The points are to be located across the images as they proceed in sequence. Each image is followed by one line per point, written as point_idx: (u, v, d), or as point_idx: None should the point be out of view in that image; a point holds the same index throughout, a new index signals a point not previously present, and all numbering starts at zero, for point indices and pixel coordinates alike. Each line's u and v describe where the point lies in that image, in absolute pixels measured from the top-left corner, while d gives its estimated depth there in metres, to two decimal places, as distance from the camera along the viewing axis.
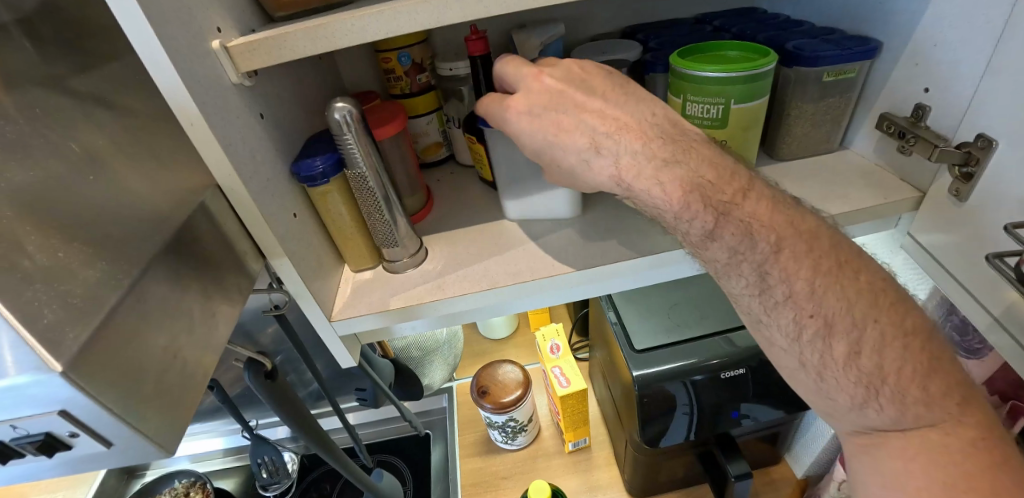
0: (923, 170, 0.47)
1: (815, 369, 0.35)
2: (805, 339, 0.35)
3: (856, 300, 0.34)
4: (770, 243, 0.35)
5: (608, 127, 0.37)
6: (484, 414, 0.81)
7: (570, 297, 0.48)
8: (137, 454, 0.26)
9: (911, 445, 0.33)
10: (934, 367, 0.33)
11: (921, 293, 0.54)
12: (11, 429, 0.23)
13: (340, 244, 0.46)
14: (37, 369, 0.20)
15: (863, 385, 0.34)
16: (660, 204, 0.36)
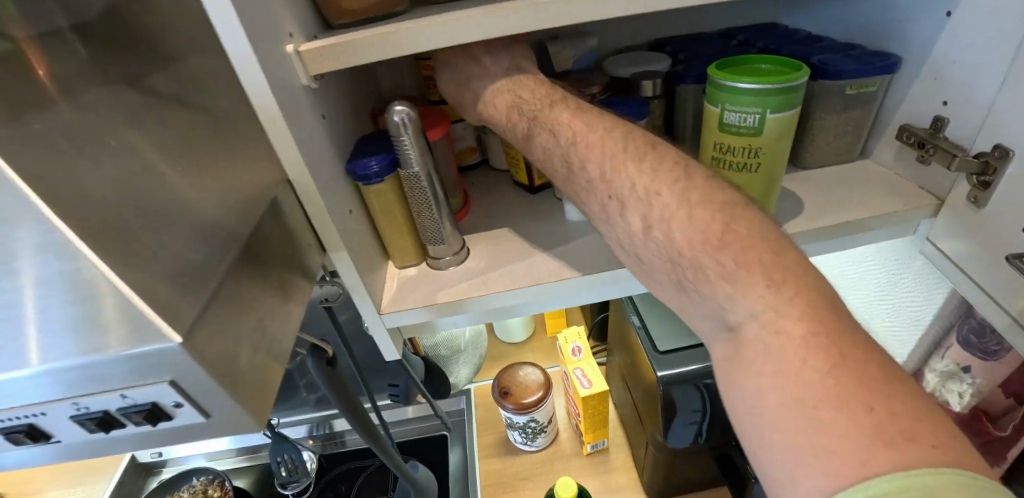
0: (942, 178, 0.50)
1: (630, 249, 0.37)
2: (612, 218, 0.37)
3: (654, 180, 0.35)
4: (571, 136, 0.39)
5: (480, 69, 0.46)
6: (505, 415, 0.83)
7: (566, 304, 0.50)
8: (233, 425, 0.28)
9: (756, 349, 0.29)
10: (745, 248, 0.31)
11: (937, 298, 0.55)
12: (120, 399, 0.25)
13: (388, 242, 0.48)
14: (159, 339, 0.22)
15: (665, 258, 0.34)
16: (498, 120, 0.45)
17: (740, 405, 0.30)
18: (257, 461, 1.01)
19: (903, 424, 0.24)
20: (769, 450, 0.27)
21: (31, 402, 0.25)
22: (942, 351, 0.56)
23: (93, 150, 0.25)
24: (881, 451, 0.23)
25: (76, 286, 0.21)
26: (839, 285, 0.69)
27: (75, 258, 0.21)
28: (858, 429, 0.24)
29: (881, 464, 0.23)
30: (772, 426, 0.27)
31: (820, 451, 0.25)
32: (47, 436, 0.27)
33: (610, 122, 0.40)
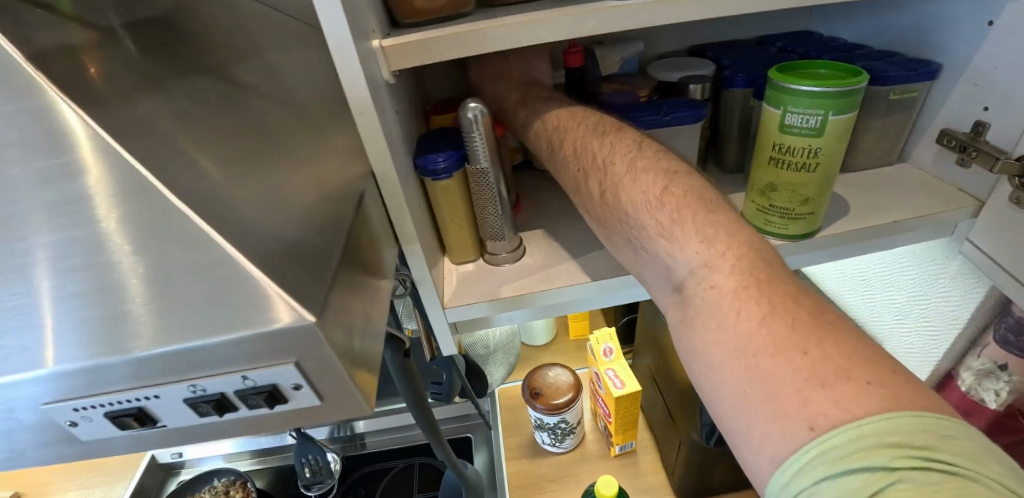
0: (982, 180, 0.51)
1: (596, 213, 0.41)
2: (581, 186, 0.43)
3: (613, 153, 0.40)
4: (555, 120, 0.47)
5: (503, 69, 0.54)
6: (535, 416, 0.83)
7: (585, 305, 0.50)
8: (344, 410, 0.28)
9: (698, 303, 0.32)
10: (682, 210, 0.34)
11: (974, 298, 0.56)
12: (242, 381, 0.25)
13: (448, 238, 0.49)
14: (295, 318, 0.23)
15: (619, 220, 0.38)
16: (508, 111, 0.53)
17: (696, 365, 0.32)
18: (267, 464, 1.02)
19: (836, 361, 0.25)
20: (728, 407, 0.29)
21: (148, 383, 0.24)
22: (977, 350, 0.58)
23: (182, 140, 0.27)
24: (817, 390, 0.25)
25: (110, 282, 0.23)
26: (871, 286, 0.71)
27: (112, 240, 0.24)
28: (796, 373, 0.26)
29: (823, 405, 0.24)
30: (723, 385, 0.29)
31: (767, 398, 0.26)
32: (151, 419, 0.27)
33: (587, 111, 0.46)
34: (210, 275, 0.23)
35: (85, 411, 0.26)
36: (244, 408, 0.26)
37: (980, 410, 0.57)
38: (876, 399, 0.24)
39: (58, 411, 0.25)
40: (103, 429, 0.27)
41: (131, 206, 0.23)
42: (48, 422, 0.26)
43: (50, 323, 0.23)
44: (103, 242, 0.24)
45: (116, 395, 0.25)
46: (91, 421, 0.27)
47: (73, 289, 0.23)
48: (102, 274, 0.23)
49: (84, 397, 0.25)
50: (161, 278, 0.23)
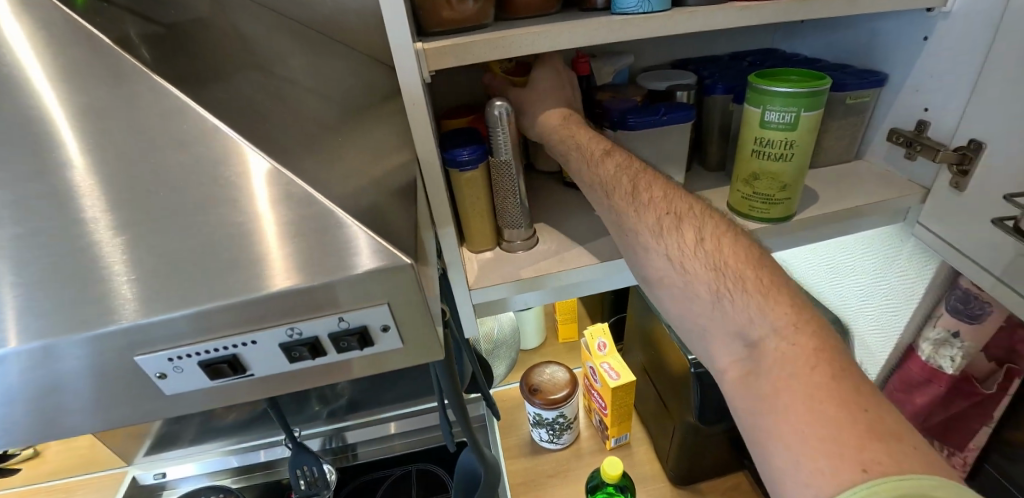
0: (926, 170, 0.60)
1: (677, 258, 0.43)
2: (665, 231, 0.45)
3: (706, 223, 0.44)
4: (638, 166, 0.50)
5: (547, 83, 0.59)
6: (532, 413, 0.80)
7: (594, 287, 0.55)
8: (423, 353, 0.33)
9: (777, 357, 0.35)
10: (775, 282, 0.39)
11: (928, 273, 0.64)
12: (338, 322, 0.29)
13: (468, 227, 0.53)
14: (399, 261, 0.27)
15: (710, 268, 0.41)
16: (556, 130, 0.56)
17: (755, 408, 0.35)
18: (253, 481, 0.99)
19: (890, 425, 0.30)
20: (782, 438, 0.32)
21: (248, 327, 0.28)
22: (933, 321, 0.66)
23: (267, 132, 0.31)
24: (874, 442, 0.29)
25: (92, 262, 0.27)
26: (838, 273, 0.79)
27: (98, 224, 0.27)
28: (856, 423, 0.30)
29: (877, 456, 0.29)
30: (781, 423, 0.33)
31: (825, 440, 0.30)
32: (242, 368, 0.30)
33: (660, 177, 0.50)
34: (268, 237, 0.27)
35: (180, 361, 0.29)
36: (338, 352, 0.30)
37: (939, 376, 0.66)
38: (925, 462, 0.28)
39: (154, 360, 0.28)
40: (192, 382, 0.30)
41: (130, 185, 0.27)
42: (140, 374, 0.29)
43: (11, 306, 0.26)
44: (85, 229, 0.27)
45: (217, 341, 0.28)
46: (181, 373, 0.29)
47: (108, 257, 0.27)
48: (86, 255, 0.27)
49: (181, 345, 0.28)
50: (156, 257, 0.27)
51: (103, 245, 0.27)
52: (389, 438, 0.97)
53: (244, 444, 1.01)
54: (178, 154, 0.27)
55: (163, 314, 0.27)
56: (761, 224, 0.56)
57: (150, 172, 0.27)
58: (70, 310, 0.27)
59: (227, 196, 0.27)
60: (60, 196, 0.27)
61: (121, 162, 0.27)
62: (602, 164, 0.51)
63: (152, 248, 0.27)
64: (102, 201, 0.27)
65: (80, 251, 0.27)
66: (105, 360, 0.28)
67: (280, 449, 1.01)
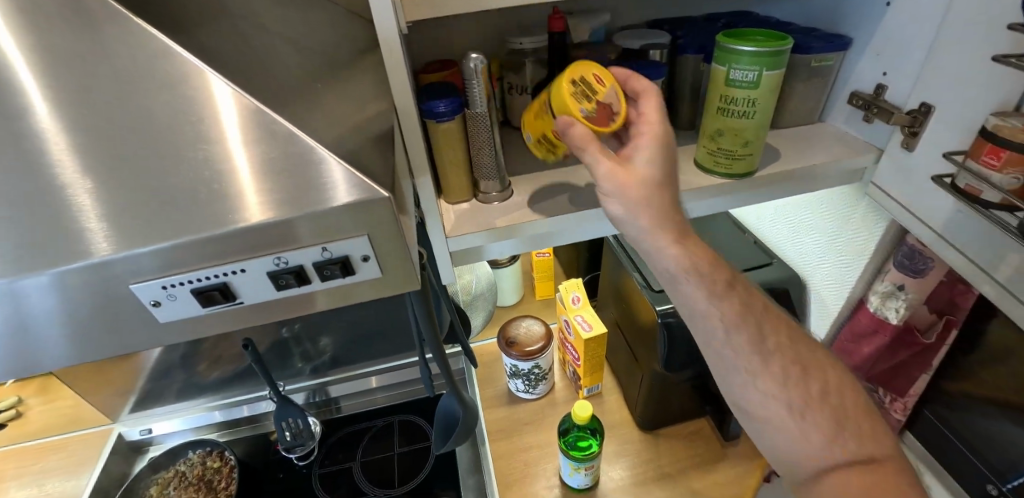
0: (882, 132, 0.63)
1: (798, 409, 0.46)
2: (791, 383, 0.46)
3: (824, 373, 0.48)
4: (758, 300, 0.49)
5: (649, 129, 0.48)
6: (510, 364, 0.84)
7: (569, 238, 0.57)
8: (402, 283, 0.35)
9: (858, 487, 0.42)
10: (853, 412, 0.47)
11: (879, 230, 0.68)
12: (321, 252, 0.31)
13: (447, 178, 0.55)
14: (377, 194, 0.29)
15: (828, 421, 0.45)
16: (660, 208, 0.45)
17: None
18: (238, 435, 1.01)
19: None
20: None
21: (237, 257, 0.30)
22: (882, 275, 0.70)
23: (240, 73, 0.32)
24: None
25: (64, 202, 0.28)
26: (799, 232, 0.83)
27: (66, 166, 0.28)
28: None
29: None
30: None
31: None
32: (232, 296, 0.32)
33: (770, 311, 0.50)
34: (249, 171, 0.29)
35: (174, 289, 0.30)
36: (322, 282, 0.33)
37: (886, 326, 0.71)
38: None
39: (148, 288, 0.30)
40: (184, 310, 0.32)
41: (102, 128, 0.28)
42: (135, 302, 0.31)
43: None
44: (55, 171, 0.28)
45: (205, 270, 0.30)
46: (174, 300, 0.31)
47: (79, 198, 0.28)
48: (58, 196, 0.28)
49: (168, 275, 0.30)
50: (128, 199, 0.29)
51: (83, 184, 0.28)
52: (371, 392, 1.01)
53: (228, 400, 1.04)
54: (145, 99, 0.28)
55: (153, 246, 0.29)
56: (725, 177, 0.58)
57: (119, 115, 0.28)
58: (68, 241, 0.29)
59: (201, 137, 0.29)
60: (25, 137, 0.28)
61: (91, 105, 0.28)
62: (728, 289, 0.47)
63: (128, 188, 0.29)
64: (68, 143, 0.28)
65: (52, 191, 0.28)
66: (103, 289, 0.30)
67: (265, 404, 1.03)
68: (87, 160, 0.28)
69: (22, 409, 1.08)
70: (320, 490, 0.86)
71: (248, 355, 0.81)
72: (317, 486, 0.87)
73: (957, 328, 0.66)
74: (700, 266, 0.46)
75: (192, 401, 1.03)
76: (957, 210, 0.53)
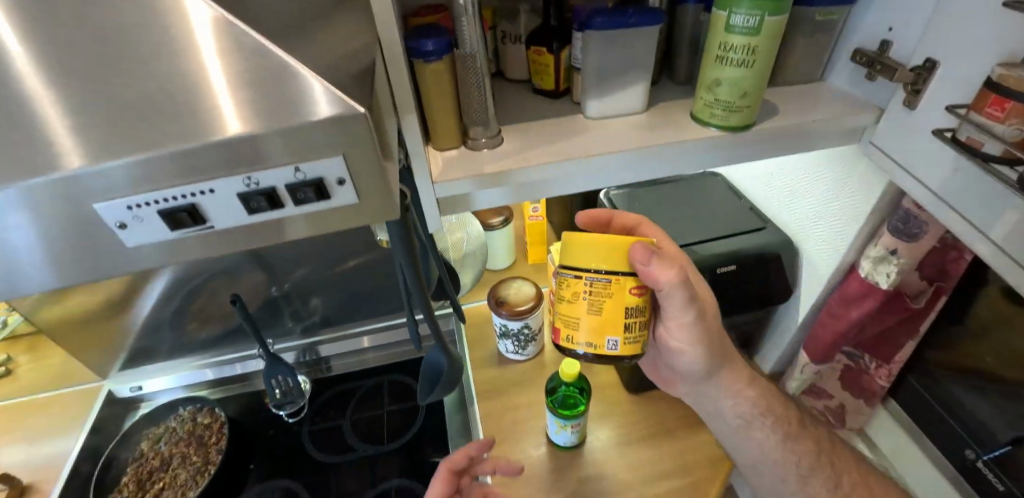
0: (884, 91, 0.61)
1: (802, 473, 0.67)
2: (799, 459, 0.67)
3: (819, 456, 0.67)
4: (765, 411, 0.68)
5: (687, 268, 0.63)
6: (499, 324, 0.84)
7: (558, 189, 0.55)
8: (380, 211, 0.34)
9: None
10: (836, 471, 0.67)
11: (872, 196, 0.67)
12: (294, 173, 0.30)
13: (434, 124, 0.53)
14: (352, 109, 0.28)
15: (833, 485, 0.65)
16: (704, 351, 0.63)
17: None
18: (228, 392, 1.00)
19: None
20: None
21: (206, 176, 0.29)
22: (877, 239, 0.69)
23: None
24: None
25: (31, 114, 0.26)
26: (794, 197, 0.81)
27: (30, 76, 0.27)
28: None
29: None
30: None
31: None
32: (201, 218, 0.31)
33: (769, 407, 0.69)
34: (216, 83, 0.27)
35: (139, 209, 0.29)
36: (296, 206, 0.32)
37: (875, 292, 0.70)
38: None
39: (112, 208, 0.29)
40: (153, 232, 0.31)
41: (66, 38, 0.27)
42: (100, 223, 0.30)
43: None
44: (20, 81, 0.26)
45: (172, 189, 0.29)
46: (142, 222, 0.30)
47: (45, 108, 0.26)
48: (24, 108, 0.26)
49: (135, 192, 0.28)
50: (101, 110, 0.27)
51: (47, 93, 0.27)
52: (362, 351, 1.01)
53: (219, 358, 1.02)
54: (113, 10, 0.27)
55: (122, 158, 0.27)
56: (719, 130, 0.56)
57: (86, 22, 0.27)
58: (31, 152, 0.27)
59: (169, 48, 0.27)
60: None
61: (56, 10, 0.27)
62: (788, 431, 0.68)
63: (95, 99, 0.27)
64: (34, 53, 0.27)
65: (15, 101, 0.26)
66: (73, 206, 0.29)
67: (256, 362, 1.02)
68: (46, 64, 0.27)
69: (11, 367, 1.07)
70: (311, 445, 0.87)
71: (237, 310, 0.81)
72: (307, 441, 0.87)
73: (946, 294, 0.68)
74: (756, 402, 0.68)
75: (184, 359, 1.03)
76: (955, 169, 0.52)
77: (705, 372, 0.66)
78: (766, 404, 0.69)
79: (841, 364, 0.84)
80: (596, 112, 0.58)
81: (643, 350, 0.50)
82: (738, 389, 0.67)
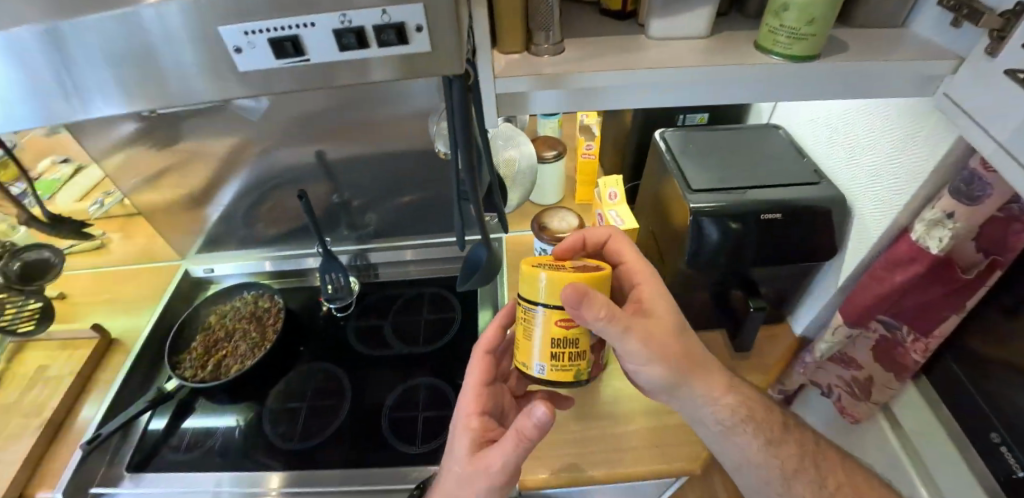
0: (965, 38, 0.58)
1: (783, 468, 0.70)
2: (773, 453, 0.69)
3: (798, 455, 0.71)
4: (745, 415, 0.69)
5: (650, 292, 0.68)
6: (539, 247, 0.88)
7: (613, 100, 0.58)
8: (450, 64, 0.40)
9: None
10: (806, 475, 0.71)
11: (938, 152, 0.64)
12: (382, 15, 0.36)
13: (502, 27, 0.56)
14: None
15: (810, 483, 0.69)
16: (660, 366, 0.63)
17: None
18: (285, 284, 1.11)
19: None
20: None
21: (311, 10, 0.36)
22: (934, 202, 0.66)
23: None
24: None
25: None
26: (854, 154, 0.78)
27: None
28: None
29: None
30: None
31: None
32: (300, 51, 0.38)
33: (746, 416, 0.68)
34: None
35: (253, 36, 0.37)
36: (378, 50, 0.38)
37: (924, 255, 0.69)
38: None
39: (232, 32, 0.36)
40: (261, 60, 0.38)
41: None
42: (221, 46, 0.37)
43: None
44: None
45: (284, 20, 0.36)
46: (253, 49, 0.37)
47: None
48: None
49: (254, 20, 0.36)
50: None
51: None
52: (406, 263, 1.08)
53: (280, 254, 1.14)
54: None
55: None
56: (782, 59, 0.56)
57: None
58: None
59: None
60: None
61: None
62: (770, 437, 0.69)
63: None
64: None
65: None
66: (191, 35, 0.36)
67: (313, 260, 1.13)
68: None
69: (105, 242, 1.22)
70: (355, 338, 0.96)
71: (303, 204, 0.89)
72: (351, 334, 0.97)
73: (1003, 267, 0.65)
74: (736, 410, 0.67)
75: (252, 251, 1.15)
76: None
77: (670, 385, 0.65)
78: (747, 411, 0.69)
79: (877, 336, 0.82)
80: (658, 32, 0.59)
81: (587, 368, 0.61)
82: (715, 396, 0.67)
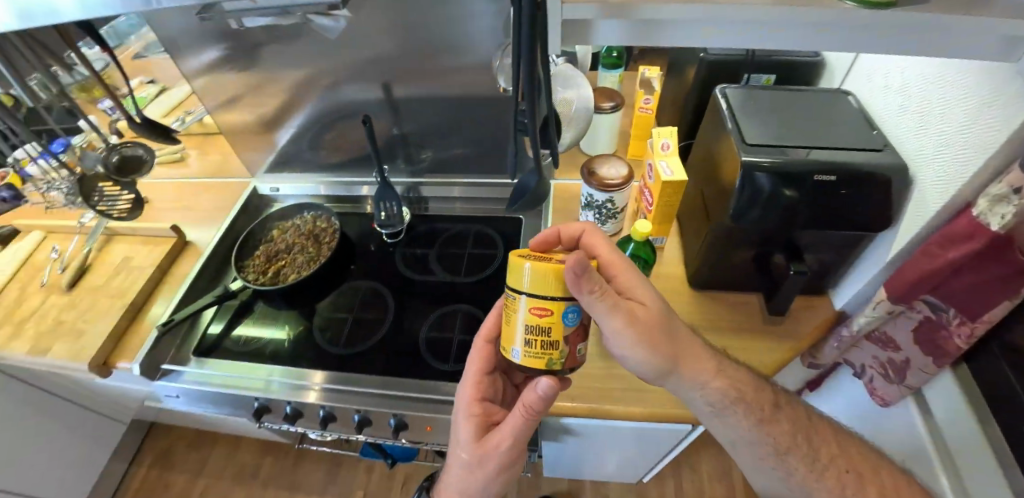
0: None
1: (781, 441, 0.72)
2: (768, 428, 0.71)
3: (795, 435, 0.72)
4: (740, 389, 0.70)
5: (629, 280, 0.69)
6: (586, 192, 0.91)
7: (679, 35, 0.59)
8: None
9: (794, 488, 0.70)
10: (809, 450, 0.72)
11: (1013, 123, 0.57)
12: None
13: None
14: None
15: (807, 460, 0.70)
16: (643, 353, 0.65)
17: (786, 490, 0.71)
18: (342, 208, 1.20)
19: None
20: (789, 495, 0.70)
21: None
22: (1003, 176, 0.60)
23: None
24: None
25: None
26: (925, 121, 0.71)
27: None
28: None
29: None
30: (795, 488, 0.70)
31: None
32: None
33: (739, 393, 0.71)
34: None
35: None
36: None
37: (983, 231, 0.64)
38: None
39: None
40: None
41: None
42: None
43: None
44: None
45: None
46: None
47: None
48: None
49: None
50: None
51: None
52: (454, 200, 1.15)
53: (336, 180, 1.22)
54: None
55: None
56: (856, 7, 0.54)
57: None
58: None
59: None
60: None
61: None
62: (760, 417, 0.70)
63: None
64: None
65: None
66: None
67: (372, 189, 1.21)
68: None
69: (184, 156, 1.35)
70: (404, 262, 1.04)
71: (366, 130, 0.95)
72: (400, 258, 1.04)
73: None
74: (725, 393, 0.69)
75: (312, 175, 1.24)
76: None
77: (659, 372, 0.67)
78: (736, 392, 0.70)
79: (921, 315, 0.79)
80: None
81: (564, 359, 0.62)
82: (704, 381, 0.68)
